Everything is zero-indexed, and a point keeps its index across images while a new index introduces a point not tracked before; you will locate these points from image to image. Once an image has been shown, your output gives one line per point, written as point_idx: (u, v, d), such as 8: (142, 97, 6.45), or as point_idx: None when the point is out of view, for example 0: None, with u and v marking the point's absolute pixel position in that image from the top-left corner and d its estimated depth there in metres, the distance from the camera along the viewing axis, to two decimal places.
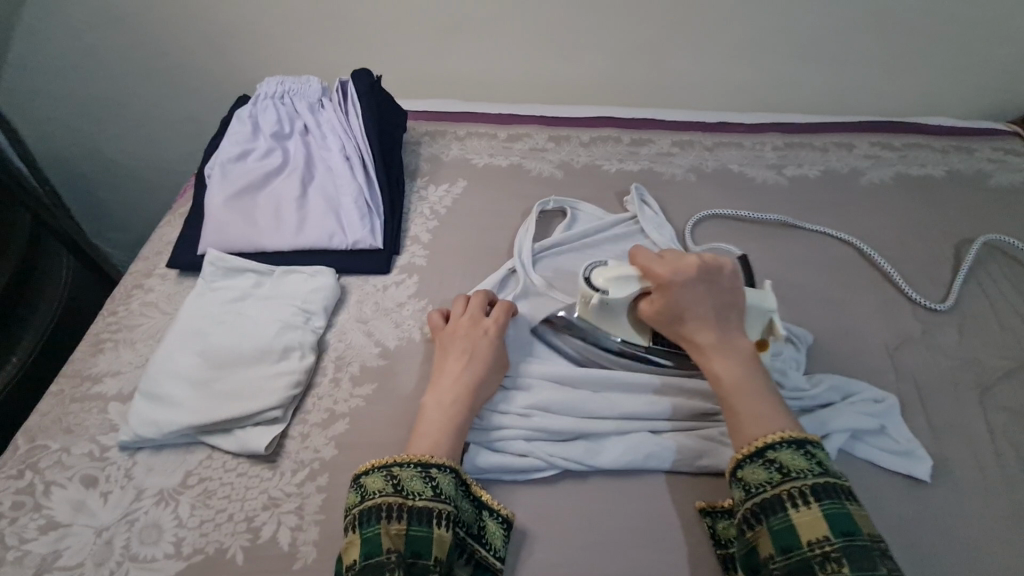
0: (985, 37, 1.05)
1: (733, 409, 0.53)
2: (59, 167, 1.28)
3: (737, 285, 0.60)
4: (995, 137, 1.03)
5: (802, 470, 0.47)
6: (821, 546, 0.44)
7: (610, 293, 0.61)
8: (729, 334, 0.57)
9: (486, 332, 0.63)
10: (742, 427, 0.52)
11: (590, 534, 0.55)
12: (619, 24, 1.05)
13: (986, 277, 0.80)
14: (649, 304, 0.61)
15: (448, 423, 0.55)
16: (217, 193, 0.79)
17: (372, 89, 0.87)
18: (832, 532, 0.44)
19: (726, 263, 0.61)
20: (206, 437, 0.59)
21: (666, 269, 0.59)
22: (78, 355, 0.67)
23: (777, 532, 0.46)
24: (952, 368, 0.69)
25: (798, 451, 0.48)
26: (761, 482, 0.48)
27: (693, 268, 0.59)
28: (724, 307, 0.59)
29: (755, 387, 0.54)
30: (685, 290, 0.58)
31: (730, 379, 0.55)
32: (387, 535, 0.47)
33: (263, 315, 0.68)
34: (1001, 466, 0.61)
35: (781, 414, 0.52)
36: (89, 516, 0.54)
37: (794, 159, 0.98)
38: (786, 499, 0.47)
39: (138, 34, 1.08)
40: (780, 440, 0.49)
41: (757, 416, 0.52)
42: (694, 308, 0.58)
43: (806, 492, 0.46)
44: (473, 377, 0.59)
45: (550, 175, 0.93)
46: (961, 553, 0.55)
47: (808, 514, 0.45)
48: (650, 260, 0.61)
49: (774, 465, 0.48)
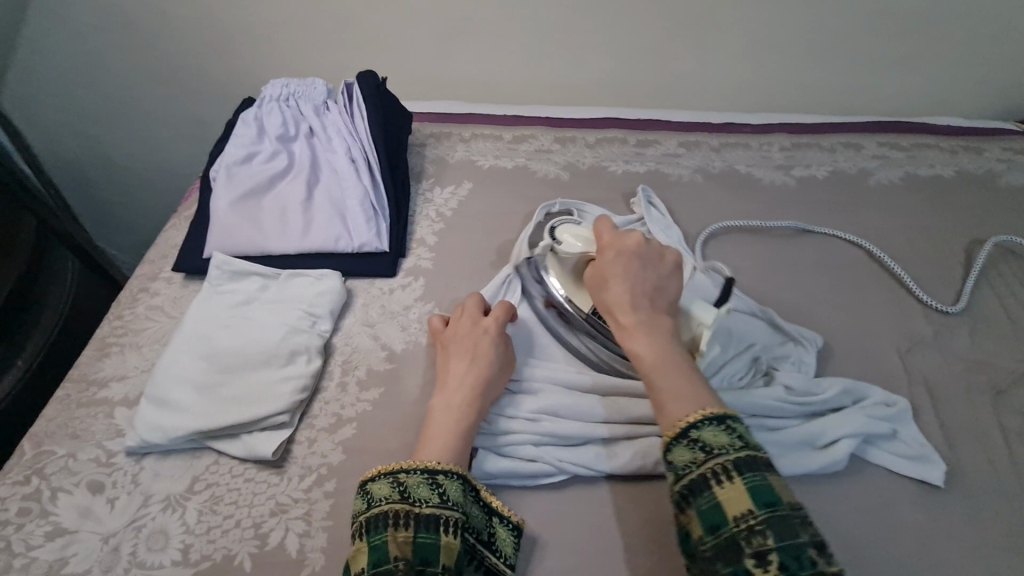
0: (994, 36, 1.05)
1: (649, 381, 0.52)
2: (64, 170, 1.28)
3: (676, 272, 0.61)
4: (1005, 137, 1.02)
5: (723, 446, 0.46)
6: (746, 521, 0.43)
7: (562, 241, 0.66)
8: (661, 315, 0.57)
9: (486, 330, 0.63)
10: (665, 406, 0.50)
11: (599, 540, 0.55)
12: (625, 25, 1.04)
13: (998, 279, 0.79)
14: (591, 275, 0.62)
15: (458, 422, 0.56)
16: (222, 196, 0.79)
17: (378, 91, 0.86)
18: (756, 505, 0.43)
19: (670, 252, 0.61)
20: (213, 442, 0.59)
21: (613, 240, 0.62)
22: (84, 360, 0.67)
23: (704, 512, 0.44)
24: (964, 370, 0.69)
25: (720, 428, 0.47)
26: (687, 462, 0.47)
27: (636, 245, 0.61)
28: (655, 286, 0.58)
29: (672, 363, 0.53)
30: (621, 263, 0.59)
31: (647, 352, 0.54)
32: (394, 542, 0.47)
33: (268, 319, 0.68)
34: (1016, 470, 0.60)
35: (705, 396, 0.51)
36: (97, 522, 0.54)
37: (802, 159, 0.97)
38: (710, 477, 0.45)
39: (143, 37, 1.08)
40: (703, 418, 0.48)
41: (670, 389, 0.51)
42: (625, 280, 0.58)
43: (728, 467, 0.45)
44: (478, 374, 0.59)
45: (556, 177, 0.92)
46: (977, 560, 0.54)
47: (733, 490, 0.44)
48: (603, 231, 0.63)
49: (697, 444, 0.47)
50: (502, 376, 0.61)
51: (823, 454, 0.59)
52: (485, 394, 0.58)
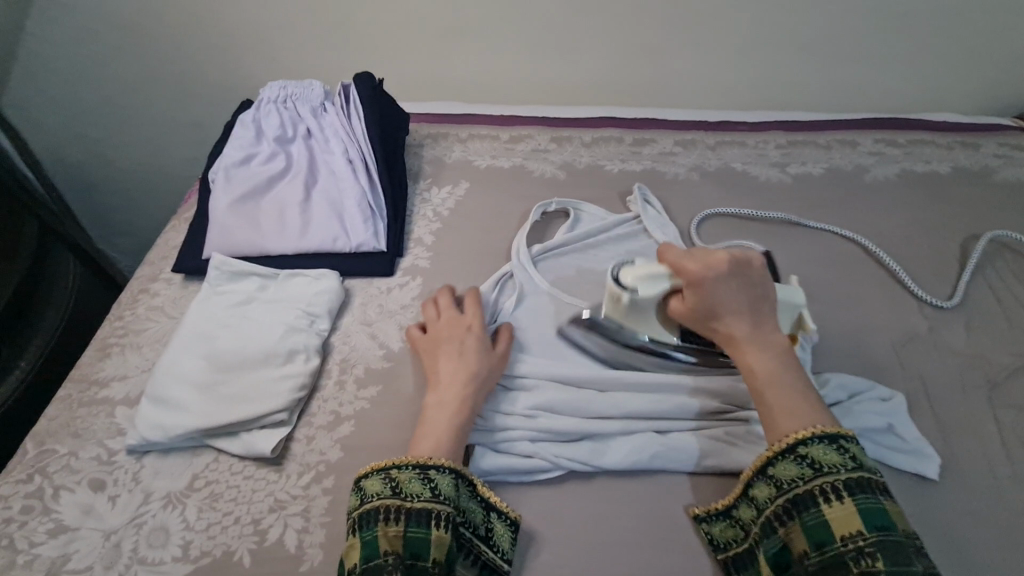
0: (990, 32, 1.05)
1: (765, 403, 0.53)
2: (66, 173, 1.29)
3: (765, 278, 0.59)
4: (1000, 132, 1.02)
5: (835, 465, 0.48)
6: (855, 541, 0.44)
7: (639, 291, 0.59)
8: (762, 326, 0.57)
9: (468, 327, 0.64)
10: (776, 422, 0.52)
11: (597, 535, 0.55)
12: (620, 25, 1.05)
13: (993, 273, 0.79)
14: (681, 300, 0.59)
15: (458, 415, 0.56)
16: (221, 197, 0.80)
17: (374, 92, 0.87)
18: (867, 528, 0.45)
19: (754, 256, 0.59)
20: (212, 440, 0.60)
21: (699, 266, 0.57)
22: (86, 360, 0.68)
23: (810, 527, 0.47)
24: (959, 365, 0.69)
25: (832, 447, 0.49)
26: (793, 478, 0.49)
27: (725, 264, 0.57)
28: (755, 301, 0.57)
29: (790, 381, 0.54)
30: (717, 287, 0.56)
31: (765, 375, 0.54)
32: (385, 537, 0.47)
33: (267, 319, 0.68)
34: (1012, 463, 0.60)
35: (817, 409, 0.52)
36: (98, 519, 0.55)
37: (798, 157, 0.97)
38: (818, 494, 0.47)
39: (141, 40, 1.09)
40: (814, 435, 0.50)
41: (791, 411, 0.52)
42: (728, 303, 0.56)
43: (839, 487, 0.47)
44: (472, 369, 0.60)
45: (552, 176, 0.93)
46: (972, 553, 0.54)
47: (841, 510, 0.46)
48: (681, 257, 0.58)
49: (805, 461, 0.49)
50: (497, 367, 0.61)
51: None
52: (480, 385, 0.59)
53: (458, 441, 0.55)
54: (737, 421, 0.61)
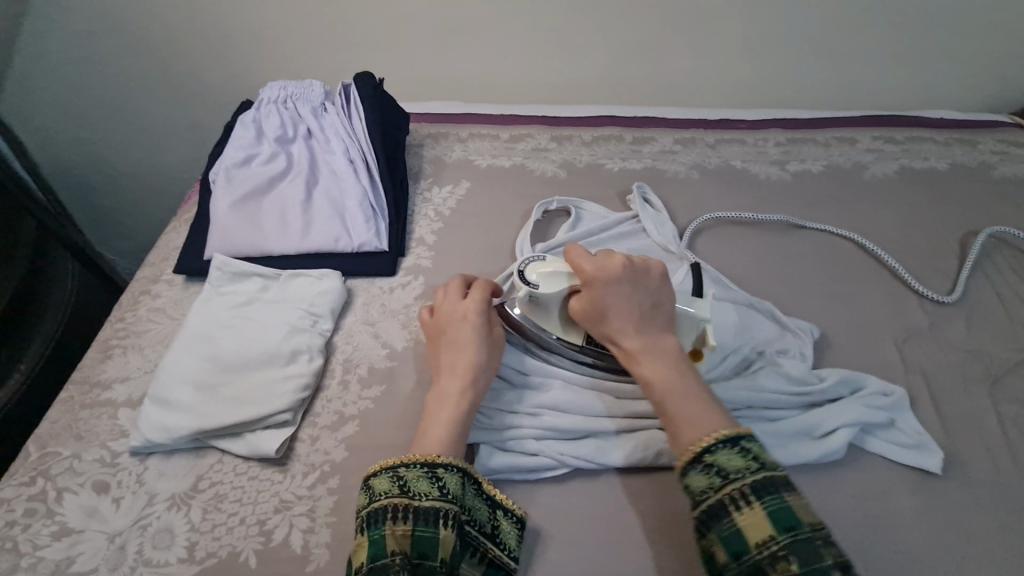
0: (986, 29, 1.05)
1: (666, 412, 0.52)
2: (63, 176, 1.29)
3: (664, 284, 0.59)
4: (998, 129, 1.03)
5: (740, 469, 0.46)
6: (768, 547, 0.43)
7: (540, 287, 0.61)
8: (660, 334, 0.57)
9: (465, 315, 0.61)
10: (677, 431, 0.50)
11: (602, 532, 0.55)
12: (621, 24, 1.05)
13: (993, 269, 0.80)
14: (581, 307, 0.59)
15: (458, 405, 0.56)
16: (222, 198, 0.80)
17: (375, 91, 0.87)
18: (777, 530, 0.43)
19: (652, 262, 0.60)
20: (217, 440, 0.59)
21: (594, 270, 0.58)
22: (87, 362, 0.68)
23: (725, 539, 0.45)
24: (960, 360, 0.69)
25: (734, 450, 0.48)
26: (703, 488, 0.47)
27: (620, 269, 0.58)
28: (649, 309, 0.57)
29: (686, 389, 0.53)
30: (611, 293, 0.57)
31: (661, 383, 0.53)
32: (392, 536, 0.47)
33: (270, 319, 0.68)
34: (1012, 457, 0.61)
35: (716, 415, 0.51)
36: (102, 521, 0.54)
37: (798, 154, 0.98)
38: (728, 502, 0.46)
39: (139, 41, 1.09)
40: (716, 442, 0.48)
41: (690, 419, 0.50)
42: (622, 311, 0.56)
43: (747, 492, 0.45)
44: (468, 359, 0.59)
45: (553, 175, 0.93)
46: (976, 547, 0.55)
47: (752, 514, 0.45)
48: (581, 259, 0.59)
49: (713, 469, 0.47)
50: (494, 353, 0.61)
51: (823, 444, 0.59)
52: (476, 374, 0.58)
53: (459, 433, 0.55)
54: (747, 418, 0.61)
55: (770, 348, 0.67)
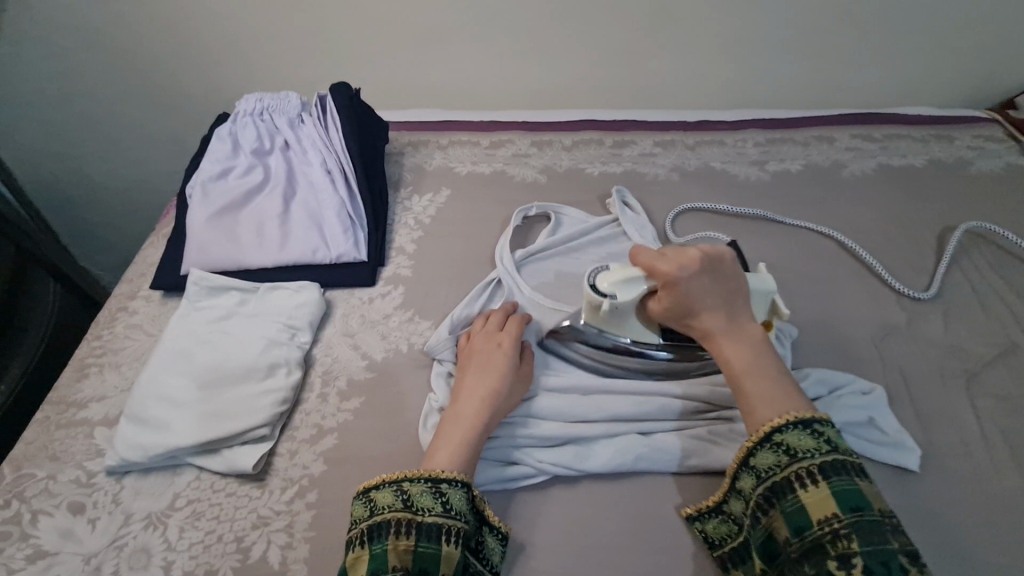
0: (960, 26, 1.06)
1: (742, 391, 0.53)
2: (45, 192, 1.28)
3: (738, 273, 0.58)
4: (974, 125, 1.03)
5: (809, 449, 0.48)
6: (830, 524, 0.44)
7: (618, 296, 0.59)
8: (736, 317, 0.57)
9: (499, 344, 0.63)
10: (753, 411, 0.52)
11: (583, 538, 0.55)
12: (599, 29, 1.05)
13: (969, 264, 0.80)
14: (656, 303, 0.58)
15: (476, 426, 0.56)
16: (199, 211, 0.79)
17: (351, 102, 0.87)
18: (842, 509, 0.44)
19: (726, 252, 0.59)
20: (194, 458, 0.59)
21: (670, 266, 0.57)
22: (63, 381, 0.67)
23: (790, 514, 0.46)
24: (938, 357, 0.70)
25: (806, 431, 0.49)
26: (770, 466, 0.49)
27: (696, 262, 0.57)
28: (726, 295, 0.57)
29: (763, 369, 0.53)
30: (688, 285, 0.56)
31: (739, 363, 0.54)
32: (395, 551, 0.47)
33: (248, 333, 0.68)
34: (991, 452, 0.61)
35: (793, 396, 0.52)
36: (77, 543, 0.54)
37: (776, 154, 0.98)
38: (794, 480, 0.47)
39: (117, 55, 1.08)
40: (787, 422, 0.50)
41: (767, 398, 0.52)
42: (700, 300, 0.56)
43: (813, 471, 0.47)
44: (493, 386, 0.59)
45: (533, 181, 0.93)
46: (955, 544, 0.55)
47: (817, 493, 0.46)
48: (653, 257, 0.58)
49: (781, 448, 0.49)
50: (519, 386, 0.61)
51: None
52: (498, 402, 0.58)
53: (470, 456, 0.54)
54: (719, 421, 0.62)
55: None
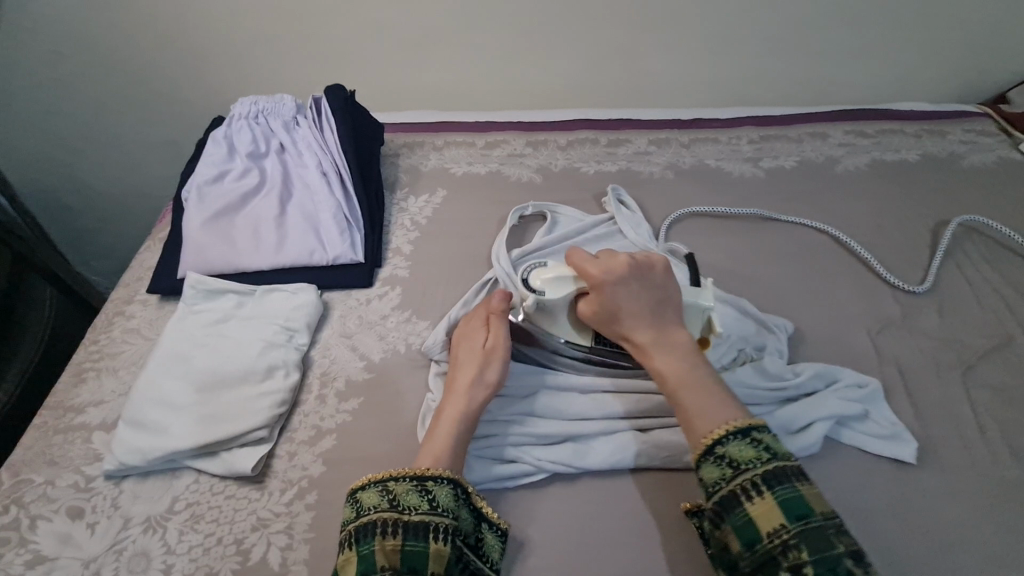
0: (950, 22, 1.07)
1: (678, 403, 0.54)
2: (41, 198, 1.28)
3: (668, 279, 0.61)
4: (966, 119, 1.04)
5: (751, 460, 0.48)
6: (779, 535, 0.45)
7: (546, 292, 0.62)
8: (668, 326, 0.58)
9: (471, 334, 0.63)
10: (690, 423, 0.53)
11: (582, 535, 0.56)
12: (593, 28, 1.06)
13: (963, 257, 0.81)
14: (589, 307, 0.61)
15: (457, 417, 0.56)
16: (195, 215, 0.79)
17: (346, 103, 0.87)
18: (788, 519, 0.45)
19: (655, 259, 0.62)
20: (192, 461, 0.59)
21: (600, 269, 0.59)
22: (61, 387, 0.67)
23: (739, 529, 0.47)
24: (933, 349, 0.70)
25: (745, 441, 0.50)
26: (715, 480, 0.49)
27: (624, 267, 0.59)
28: (658, 301, 0.59)
29: (697, 378, 0.55)
30: (619, 288, 0.59)
31: (674, 374, 0.55)
32: (383, 552, 0.47)
33: (245, 335, 0.68)
34: (987, 444, 0.61)
35: (727, 404, 0.53)
36: (77, 547, 0.54)
37: (771, 150, 0.99)
38: (740, 493, 0.47)
39: (113, 60, 1.09)
40: (726, 433, 0.50)
41: (701, 410, 0.53)
42: (631, 306, 0.58)
43: (757, 482, 0.47)
44: (469, 374, 0.59)
45: (529, 180, 0.93)
46: (952, 536, 0.55)
47: (764, 505, 0.46)
48: (584, 261, 0.61)
49: (723, 461, 0.49)
50: (497, 366, 0.60)
51: (796, 439, 0.60)
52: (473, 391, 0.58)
53: (456, 450, 0.55)
54: None
55: (746, 345, 0.67)
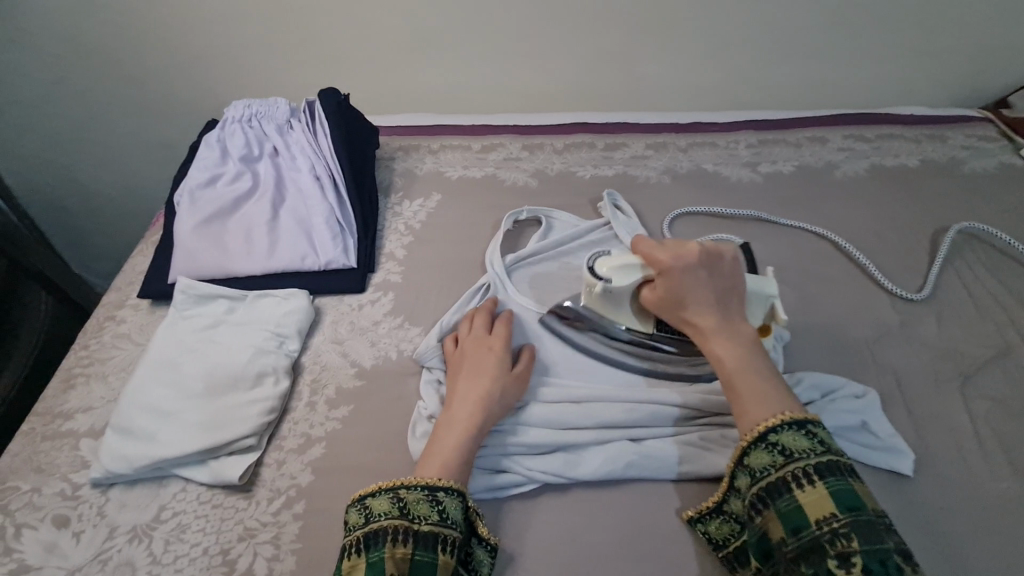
0: (952, 26, 1.06)
1: (734, 391, 0.53)
2: (37, 200, 1.28)
3: (737, 267, 0.59)
4: (967, 124, 1.03)
5: (804, 450, 0.47)
6: (829, 523, 0.43)
7: (613, 280, 0.62)
8: (731, 317, 0.56)
9: (491, 347, 0.63)
10: (746, 411, 0.51)
11: (572, 546, 0.55)
12: (589, 32, 1.05)
13: (963, 265, 0.80)
14: (653, 292, 0.60)
15: (469, 429, 0.56)
16: (186, 219, 0.79)
17: (339, 107, 0.86)
18: (839, 509, 0.44)
19: (727, 249, 0.59)
20: (180, 469, 0.58)
21: (669, 255, 0.58)
22: (49, 392, 0.66)
23: (786, 514, 0.46)
24: (931, 359, 0.69)
25: (800, 432, 0.48)
26: (765, 465, 0.48)
27: (695, 254, 0.57)
28: (722, 291, 0.57)
29: (756, 369, 0.53)
30: (688, 269, 0.57)
31: (732, 363, 0.54)
32: (392, 559, 0.46)
33: (236, 341, 0.67)
34: (986, 456, 0.61)
35: (784, 397, 0.51)
36: (62, 557, 0.53)
37: (768, 155, 0.98)
38: (791, 480, 0.46)
39: (108, 62, 1.08)
40: (781, 423, 0.49)
41: (761, 399, 0.51)
42: (695, 293, 0.56)
43: (809, 471, 0.46)
44: (485, 388, 0.59)
45: (525, 184, 0.93)
46: (950, 551, 0.54)
47: (814, 493, 0.45)
48: (653, 246, 0.59)
49: (776, 448, 0.48)
50: (512, 388, 0.61)
51: None
52: (489, 405, 0.58)
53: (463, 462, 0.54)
54: (709, 427, 0.61)
55: None
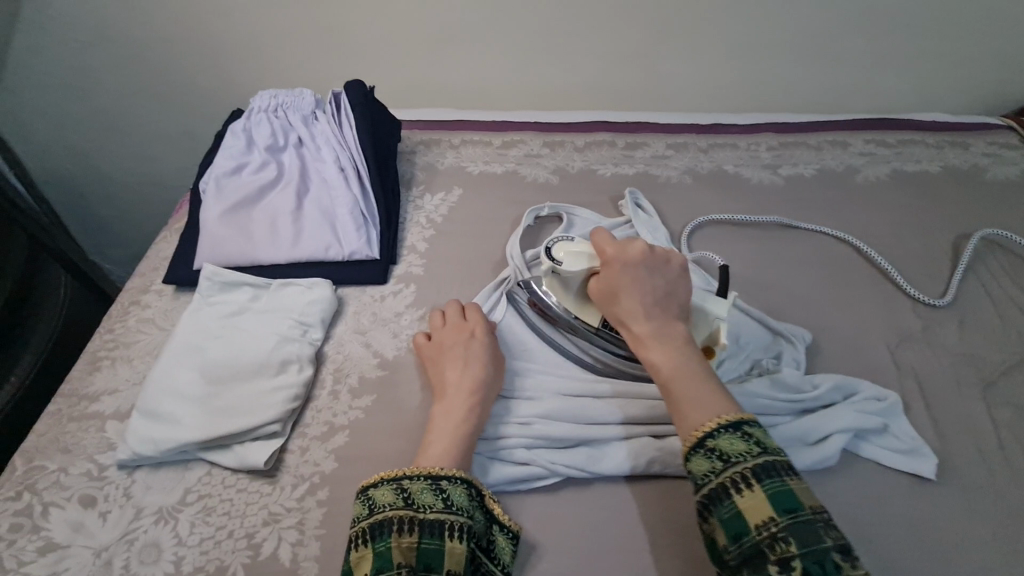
0: (977, 32, 1.06)
1: (671, 394, 0.53)
2: (58, 187, 1.29)
3: (682, 274, 0.60)
4: (989, 132, 1.03)
5: (740, 453, 0.46)
6: (768, 529, 0.43)
7: (564, 264, 0.63)
8: (671, 321, 0.57)
9: (472, 334, 0.65)
10: (681, 414, 0.51)
11: (593, 541, 0.55)
12: (614, 32, 1.05)
13: (985, 272, 0.80)
14: (600, 294, 0.61)
15: (467, 415, 0.57)
16: (212, 206, 0.79)
17: (366, 99, 0.87)
18: (777, 513, 0.43)
19: (672, 255, 0.61)
20: (205, 453, 0.59)
21: (614, 255, 0.59)
22: (75, 374, 0.67)
23: (726, 521, 0.45)
24: (954, 364, 0.69)
25: (737, 435, 0.48)
26: (704, 472, 0.47)
27: (638, 256, 0.59)
28: (663, 295, 0.58)
29: (692, 372, 0.53)
30: (628, 273, 0.58)
31: (667, 366, 0.54)
32: (399, 549, 0.46)
33: (260, 329, 0.68)
34: (1007, 462, 0.60)
35: (722, 401, 0.51)
36: (89, 536, 0.54)
37: (790, 158, 0.98)
38: (729, 486, 0.45)
39: (135, 51, 1.09)
40: (718, 426, 0.48)
41: (695, 403, 0.51)
42: (634, 295, 0.57)
43: (747, 475, 0.45)
44: (475, 374, 0.60)
45: (546, 181, 0.93)
46: (972, 555, 0.54)
47: (752, 498, 0.44)
48: (601, 246, 0.61)
49: (714, 454, 0.47)
50: (499, 372, 0.62)
51: (816, 450, 0.59)
52: (484, 391, 0.59)
53: (467, 448, 0.55)
54: None
55: (764, 357, 0.67)
